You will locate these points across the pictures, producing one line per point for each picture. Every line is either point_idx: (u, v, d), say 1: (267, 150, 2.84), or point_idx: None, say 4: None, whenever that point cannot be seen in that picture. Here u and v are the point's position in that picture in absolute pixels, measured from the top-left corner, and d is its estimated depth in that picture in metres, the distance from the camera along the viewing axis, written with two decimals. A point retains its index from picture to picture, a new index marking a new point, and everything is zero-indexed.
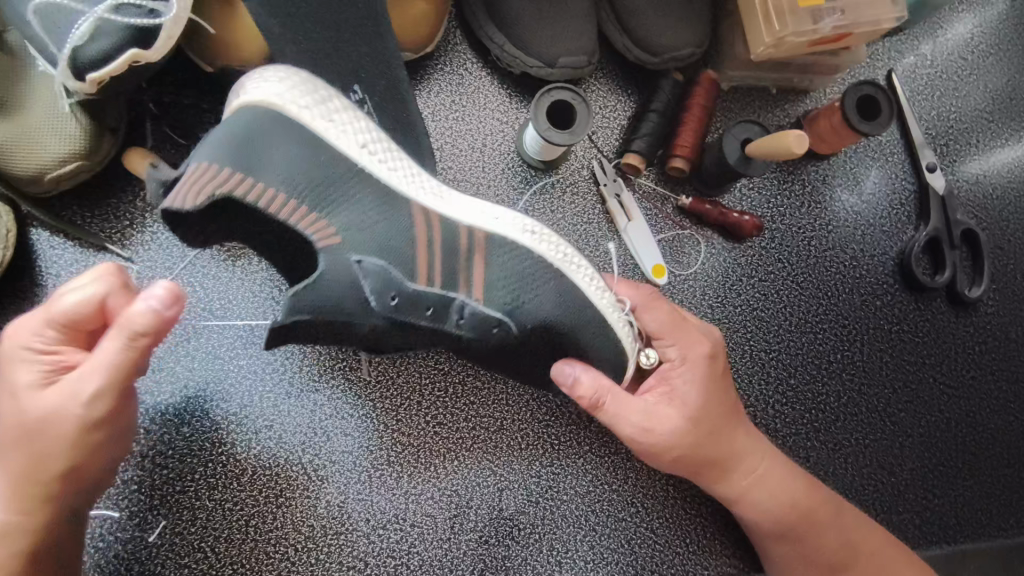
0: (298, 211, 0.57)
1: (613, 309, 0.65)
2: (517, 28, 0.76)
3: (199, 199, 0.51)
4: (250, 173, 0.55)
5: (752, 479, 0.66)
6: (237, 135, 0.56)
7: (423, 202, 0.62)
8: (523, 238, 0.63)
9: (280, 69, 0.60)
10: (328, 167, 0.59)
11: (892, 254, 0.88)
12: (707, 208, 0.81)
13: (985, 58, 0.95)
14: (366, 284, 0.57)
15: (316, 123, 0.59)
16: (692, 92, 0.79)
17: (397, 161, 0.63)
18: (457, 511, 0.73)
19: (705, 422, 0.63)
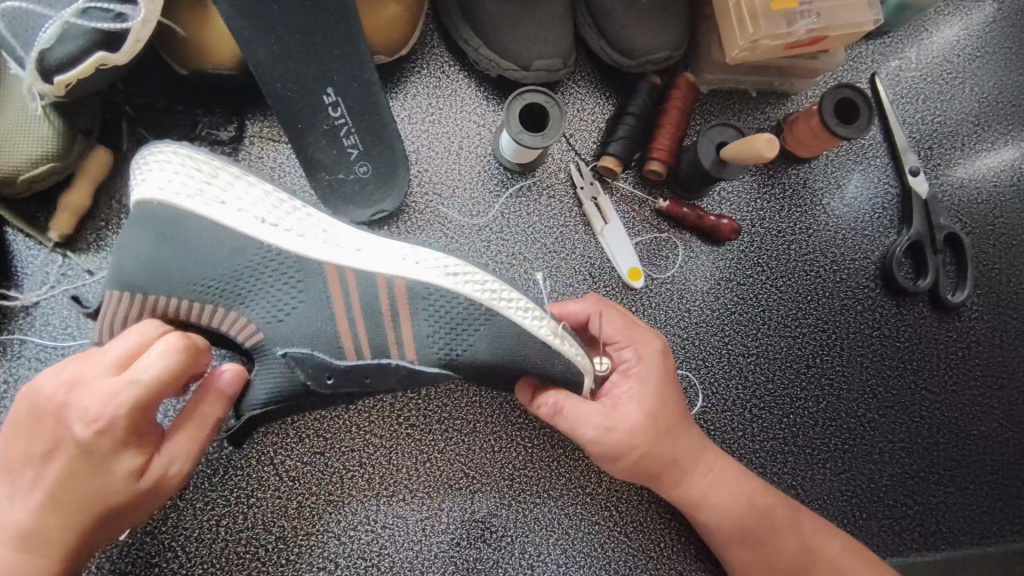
0: (215, 313, 0.61)
1: (557, 338, 0.61)
2: (492, 30, 0.76)
3: (122, 335, 0.60)
4: (158, 287, 0.59)
5: (709, 480, 0.67)
6: (138, 254, 0.59)
7: (336, 262, 0.61)
8: (444, 281, 0.61)
9: (161, 154, 0.61)
10: (233, 251, 0.60)
11: (874, 259, 0.88)
12: (685, 211, 0.81)
13: (971, 60, 0.94)
14: (300, 371, 0.61)
15: (211, 203, 0.61)
16: (670, 95, 0.79)
17: (302, 224, 0.63)
18: (429, 513, 0.73)
19: (662, 423, 0.63)
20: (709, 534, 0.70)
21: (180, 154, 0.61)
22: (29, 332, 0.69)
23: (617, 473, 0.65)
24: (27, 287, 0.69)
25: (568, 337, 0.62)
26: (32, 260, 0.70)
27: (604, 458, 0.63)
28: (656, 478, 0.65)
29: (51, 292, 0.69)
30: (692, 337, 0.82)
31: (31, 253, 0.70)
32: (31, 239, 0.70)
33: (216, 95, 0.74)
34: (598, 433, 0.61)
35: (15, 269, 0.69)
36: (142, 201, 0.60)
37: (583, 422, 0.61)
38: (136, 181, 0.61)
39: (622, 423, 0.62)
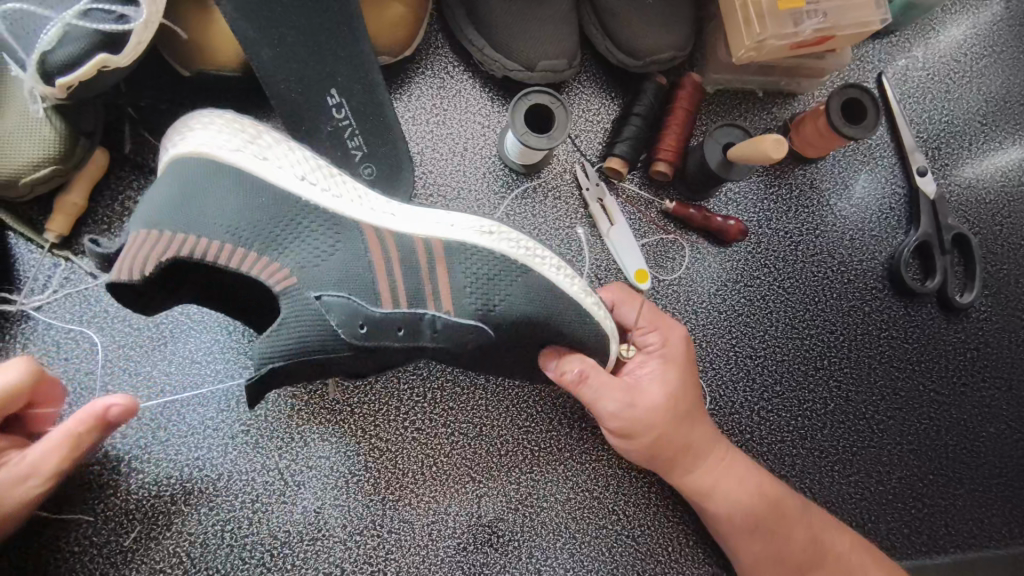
0: (249, 256, 0.56)
1: (585, 295, 0.63)
2: (497, 30, 0.75)
3: (148, 268, 0.51)
4: (191, 227, 0.55)
5: (722, 469, 0.67)
6: (172, 197, 0.56)
7: (373, 222, 0.62)
8: (479, 239, 0.62)
9: (205, 117, 0.61)
10: (272, 203, 0.59)
11: (882, 259, 0.87)
12: (691, 213, 0.80)
13: (978, 59, 0.93)
14: (333, 316, 0.56)
15: (249, 160, 0.60)
16: (676, 96, 0.79)
17: (341, 185, 0.63)
18: (435, 517, 0.72)
19: (682, 406, 0.65)
20: (717, 529, 0.69)
21: (226, 116, 0.61)
22: (32, 336, 0.68)
23: (631, 452, 0.65)
24: (29, 291, 0.68)
25: (597, 299, 0.65)
26: (34, 264, 0.69)
27: (620, 432, 0.63)
28: (671, 463, 0.65)
29: (54, 296, 0.69)
30: (699, 339, 0.81)
31: (32, 257, 0.69)
32: (32, 243, 0.69)
33: (219, 96, 0.73)
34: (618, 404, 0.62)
35: (17, 274, 0.69)
36: (182, 155, 0.59)
37: (604, 392, 0.61)
38: (174, 142, 0.60)
39: (643, 399, 0.63)
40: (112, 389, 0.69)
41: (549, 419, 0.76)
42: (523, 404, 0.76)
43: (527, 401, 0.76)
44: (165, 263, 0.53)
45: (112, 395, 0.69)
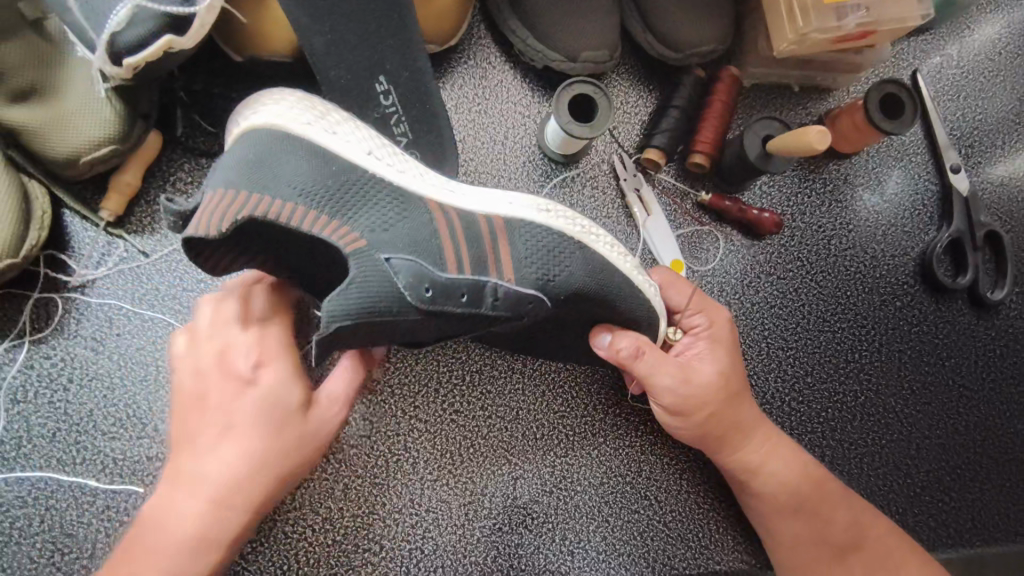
0: (319, 219, 0.55)
1: (636, 270, 0.68)
2: (541, 21, 0.76)
3: (223, 226, 0.51)
4: (265, 188, 0.55)
5: (766, 447, 0.70)
6: (249, 156, 0.57)
7: (438, 199, 0.64)
8: (536, 215, 0.66)
9: (276, 95, 0.64)
10: (340, 172, 0.60)
11: (913, 255, 0.88)
12: (727, 204, 0.81)
13: (1012, 59, 0.94)
14: (399, 278, 0.56)
15: (318, 133, 0.62)
16: (715, 88, 0.80)
17: (404, 163, 0.65)
18: (471, 498, 0.74)
19: (732, 385, 0.68)
20: (755, 509, 0.72)
21: (298, 94, 0.64)
22: (85, 311, 0.70)
23: (680, 429, 0.68)
24: (83, 269, 0.70)
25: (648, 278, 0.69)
26: (88, 242, 0.71)
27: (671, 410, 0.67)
28: (718, 441, 0.68)
29: (107, 273, 0.71)
30: None
31: (86, 235, 0.71)
32: (87, 221, 0.71)
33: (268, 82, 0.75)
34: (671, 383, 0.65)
35: (72, 251, 0.70)
36: (256, 125, 0.60)
37: (658, 373, 0.65)
38: (245, 115, 0.62)
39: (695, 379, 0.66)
40: (160, 365, 0.71)
41: (584, 404, 0.77)
42: (559, 389, 0.77)
43: (562, 387, 0.77)
44: (240, 221, 0.52)
45: (162, 371, 0.71)
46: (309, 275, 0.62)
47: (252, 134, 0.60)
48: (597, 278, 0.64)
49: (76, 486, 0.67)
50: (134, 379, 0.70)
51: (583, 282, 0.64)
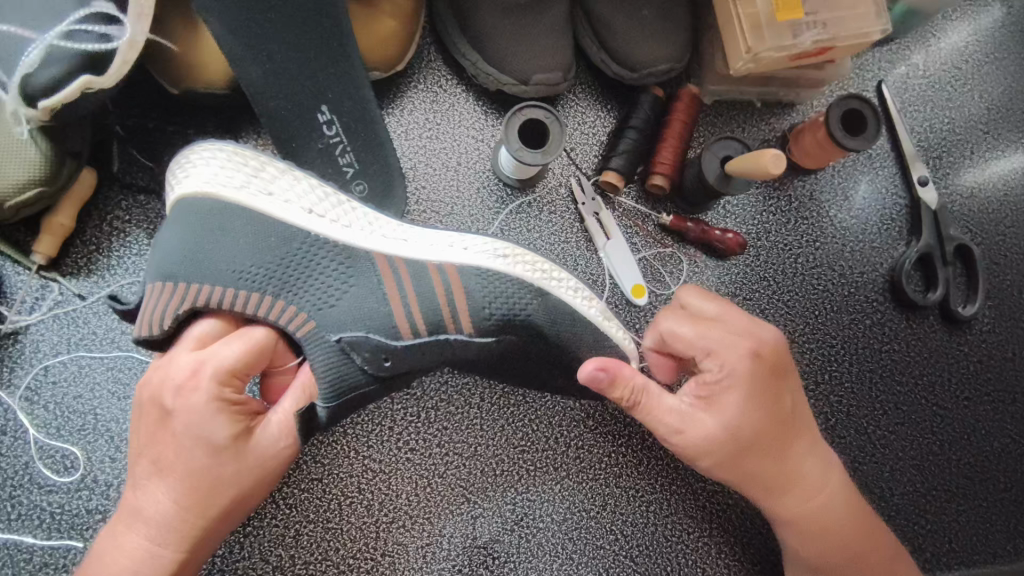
0: (262, 302, 0.58)
1: (603, 318, 0.67)
2: (490, 44, 0.74)
3: (165, 324, 0.55)
4: (204, 276, 0.57)
5: (818, 484, 0.66)
6: (183, 241, 0.58)
7: (386, 253, 0.62)
8: (495, 263, 0.64)
9: (205, 150, 0.61)
10: (281, 239, 0.60)
11: (883, 271, 0.86)
12: (688, 226, 0.79)
13: (980, 66, 0.92)
14: (356, 356, 0.59)
15: (253, 198, 0.60)
16: (673, 108, 0.78)
17: (348, 215, 0.63)
18: (430, 539, 0.71)
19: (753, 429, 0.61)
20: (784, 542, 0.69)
21: (226, 148, 0.61)
22: (20, 358, 0.67)
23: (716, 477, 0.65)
24: (16, 315, 0.67)
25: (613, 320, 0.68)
26: (21, 286, 0.68)
27: (727, 416, 0.60)
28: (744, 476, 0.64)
29: (42, 317, 0.68)
30: None
31: (19, 279, 0.68)
32: (20, 265, 0.68)
33: (206, 114, 0.72)
34: (756, 397, 0.61)
35: (4, 296, 0.68)
36: (187, 195, 0.59)
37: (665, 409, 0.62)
38: (177, 179, 0.61)
39: (771, 401, 0.62)
40: (99, 413, 0.68)
41: (546, 438, 0.75)
42: (519, 423, 0.75)
43: (523, 420, 0.75)
44: (181, 315, 0.55)
45: (100, 418, 0.68)
46: None
47: (185, 207, 0.59)
48: (558, 304, 0.65)
49: (12, 543, 0.64)
50: (72, 428, 0.67)
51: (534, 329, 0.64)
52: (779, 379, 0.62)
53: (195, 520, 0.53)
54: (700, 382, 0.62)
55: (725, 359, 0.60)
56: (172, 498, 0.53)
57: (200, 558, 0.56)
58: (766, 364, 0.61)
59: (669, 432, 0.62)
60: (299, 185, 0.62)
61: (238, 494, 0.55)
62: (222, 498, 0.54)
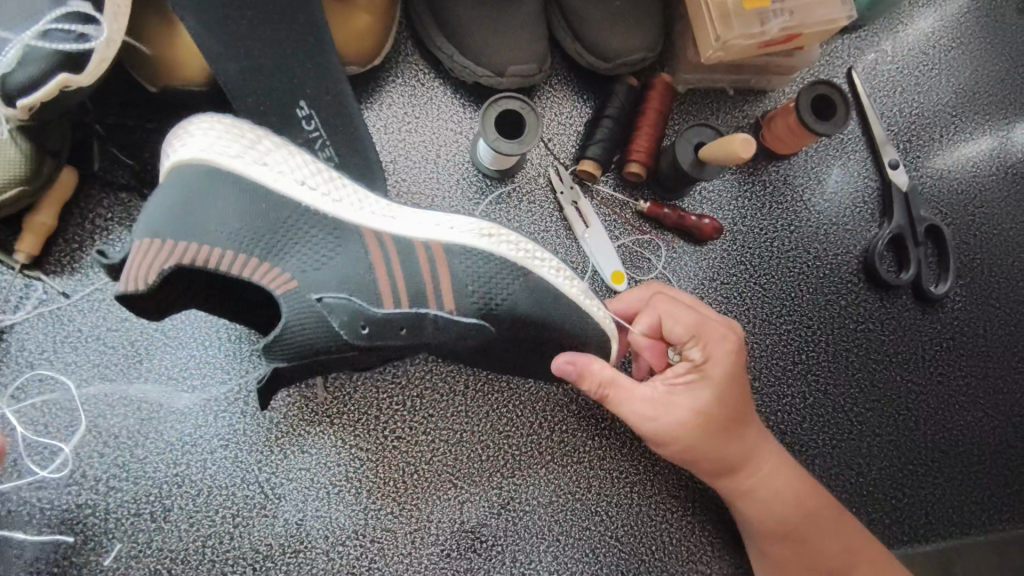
0: (250, 262, 0.57)
1: (584, 296, 0.69)
2: (465, 36, 0.75)
3: (149, 279, 0.52)
4: (192, 236, 0.56)
5: (774, 479, 0.69)
6: (175, 198, 0.57)
7: (373, 228, 0.64)
8: (480, 240, 0.66)
9: (205, 121, 0.63)
10: (275, 207, 0.61)
11: (857, 252, 0.87)
12: (665, 212, 0.80)
13: (946, 51, 0.94)
14: (334, 319, 0.58)
15: (249, 168, 0.61)
16: (647, 97, 0.79)
17: (340, 190, 0.65)
18: (418, 525, 0.72)
19: (719, 418, 0.65)
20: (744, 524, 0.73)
21: (226, 119, 0.63)
22: (5, 358, 0.67)
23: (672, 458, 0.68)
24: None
25: (594, 300, 0.70)
26: (5, 285, 0.68)
27: (701, 398, 0.63)
28: (700, 463, 0.67)
29: (26, 316, 0.68)
30: None
31: (4, 278, 0.68)
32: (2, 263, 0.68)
33: (187, 113, 0.73)
34: (728, 390, 0.64)
35: None
36: (184, 159, 0.60)
37: (638, 388, 0.64)
38: (174, 145, 0.62)
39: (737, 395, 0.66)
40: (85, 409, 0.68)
41: (530, 423, 0.76)
42: (504, 408, 0.76)
43: (507, 406, 0.76)
44: (167, 272, 0.53)
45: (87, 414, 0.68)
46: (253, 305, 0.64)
47: (180, 171, 0.59)
48: (535, 291, 0.66)
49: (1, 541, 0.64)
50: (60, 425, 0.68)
51: (514, 321, 0.66)
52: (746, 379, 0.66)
53: None
54: (684, 369, 0.64)
55: (712, 349, 0.64)
56: None
57: None
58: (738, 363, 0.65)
59: (638, 404, 0.64)
60: (295, 160, 0.64)
61: None
62: None
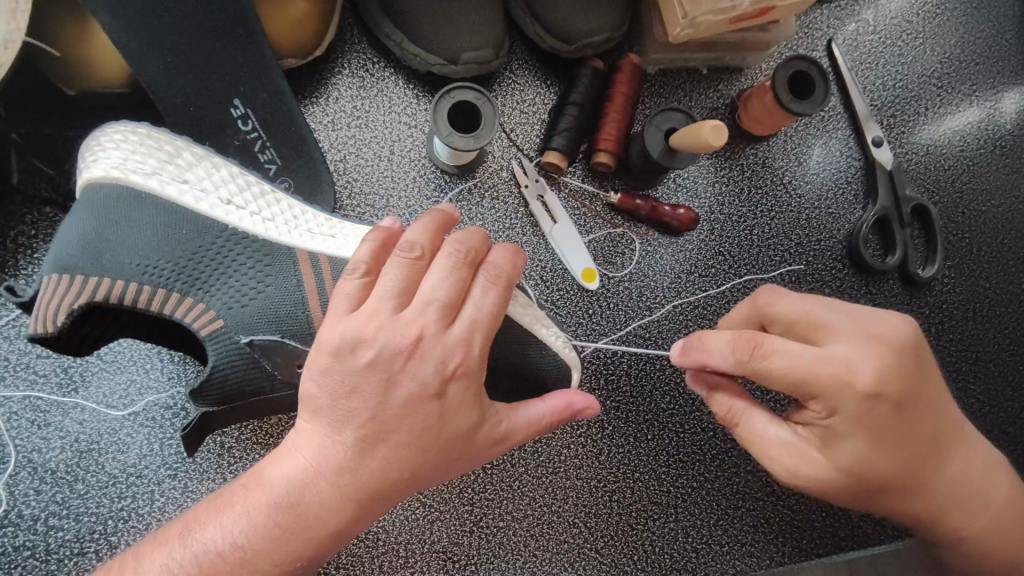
0: (169, 299, 0.54)
1: (544, 326, 0.62)
2: (414, 22, 0.69)
3: (59, 320, 0.50)
4: (105, 269, 0.52)
5: (976, 507, 0.55)
6: (86, 230, 0.54)
7: (310, 249, 0.57)
8: None
9: (116, 132, 0.57)
10: (195, 232, 0.56)
11: (840, 237, 0.83)
12: (637, 204, 0.75)
13: (931, 18, 0.89)
14: (266, 363, 0.54)
15: (167, 190, 0.56)
16: (614, 80, 0.74)
17: (273, 209, 0.59)
18: (385, 547, 0.69)
19: (886, 461, 0.49)
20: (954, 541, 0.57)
21: (139, 130, 0.56)
22: None
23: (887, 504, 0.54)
24: None
25: (552, 327, 0.63)
26: None
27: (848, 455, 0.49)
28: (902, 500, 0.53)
29: None
30: (654, 337, 0.77)
31: None
32: None
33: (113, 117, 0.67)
34: (876, 433, 0.48)
35: None
36: (97, 179, 0.55)
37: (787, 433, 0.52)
38: (86, 161, 0.56)
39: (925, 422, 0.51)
40: (17, 442, 0.64)
41: None
42: None
43: None
44: (78, 310, 0.50)
45: (22, 449, 0.64)
46: (181, 341, 0.61)
47: (90, 195, 0.55)
48: None
49: None
50: None
51: None
52: (898, 411, 0.49)
53: (290, 543, 0.48)
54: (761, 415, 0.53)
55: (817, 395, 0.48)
56: (250, 543, 0.48)
57: (356, 525, 0.50)
58: (890, 399, 0.48)
59: (787, 467, 0.51)
60: (220, 175, 0.58)
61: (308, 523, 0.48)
62: (283, 541, 0.48)
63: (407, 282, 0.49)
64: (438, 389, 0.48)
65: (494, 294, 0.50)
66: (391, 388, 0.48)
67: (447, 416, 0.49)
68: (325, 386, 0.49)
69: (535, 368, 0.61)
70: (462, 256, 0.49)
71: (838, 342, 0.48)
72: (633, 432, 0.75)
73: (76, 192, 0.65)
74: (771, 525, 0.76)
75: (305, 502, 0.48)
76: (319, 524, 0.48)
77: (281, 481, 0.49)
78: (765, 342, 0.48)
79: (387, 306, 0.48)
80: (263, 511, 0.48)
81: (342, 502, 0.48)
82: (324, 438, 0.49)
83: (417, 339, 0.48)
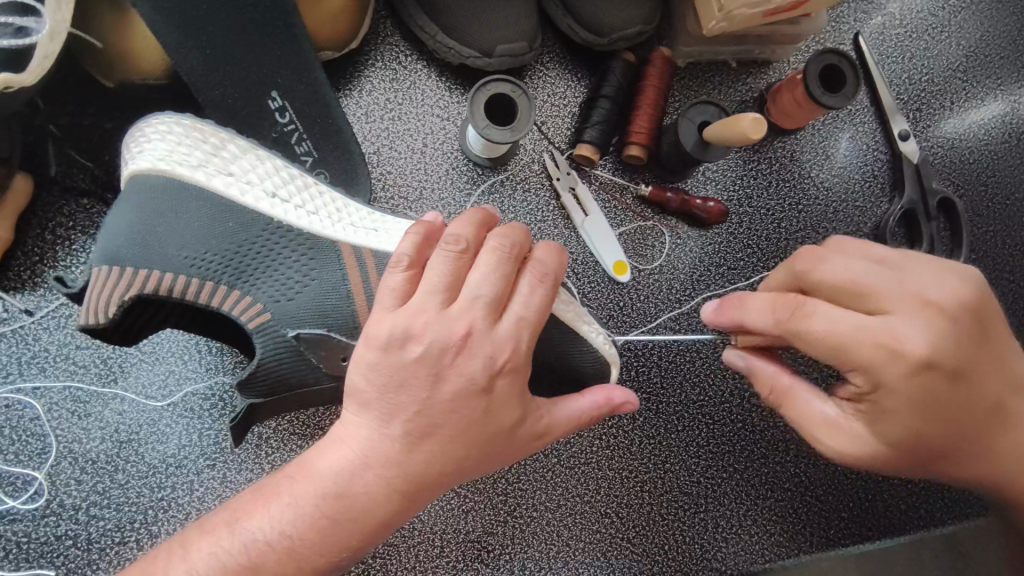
0: (216, 292, 0.54)
1: (583, 319, 0.63)
2: (449, 14, 0.69)
3: (110, 312, 0.51)
4: (153, 262, 0.53)
5: None
6: (134, 222, 0.54)
7: (352, 242, 0.58)
8: None
9: (161, 123, 0.57)
10: (240, 225, 0.56)
11: (867, 230, 0.83)
12: (668, 197, 0.76)
13: (957, 12, 0.89)
14: (312, 355, 0.55)
15: (212, 182, 0.56)
16: (646, 73, 0.74)
17: (314, 201, 0.59)
18: (421, 537, 0.69)
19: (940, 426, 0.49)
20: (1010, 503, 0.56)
21: (186, 121, 0.57)
22: None
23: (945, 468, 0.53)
24: None
25: (592, 323, 0.63)
26: None
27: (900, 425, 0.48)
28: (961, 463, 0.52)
29: None
30: (684, 328, 0.77)
31: None
32: None
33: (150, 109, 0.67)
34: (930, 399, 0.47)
35: None
36: (142, 170, 0.55)
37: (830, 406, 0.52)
38: (132, 153, 0.56)
39: (986, 387, 0.50)
40: (58, 433, 0.64)
41: None
42: None
43: None
44: (126, 303, 0.51)
45: (62, 439, 0.64)
46: (223, 333, 0.61)
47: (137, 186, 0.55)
48: None
49: None
50: (31, 452, 0.63)
51: None
52: (956, 376, 0.47)
53: (340, 533, 0.48)
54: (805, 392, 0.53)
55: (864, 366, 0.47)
56: (300, 533, 0.48)
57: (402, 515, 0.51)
58: (944, 368, 0.47)
59: (834, 440, 0.51)
60: (264, 167, 0.59)
61: (358, 512, 0.49)
62: (334, 531, 0.48)
63: (454, 275, 0.49)
64: (487, 383, 0.48)
65: (542, 292, 0.50)
66: (440, 383, 0.48)
67: (494, 409, 0.49)
68: (374, 379, 0.49)
69: (573, 360, 0.62)
70: (506, 251, 0.50)
71: (891, 309, 0.47)
72: (663, 424, 0.75)
73: (114, 184, 0.66)
74: (800, 515, 0.76)
75: (354, 493, 0.49)
76: (367, 514, 0.49)
77: (329, 472, 0.49)
78: (808, 305, 0.48)
79: (435, 299, 0.48)
80: (313, 502, 0.48)
81: (391, 492, 0.49)
82: (372, 430, 0.49)
83: (466, 335, 0.48)
